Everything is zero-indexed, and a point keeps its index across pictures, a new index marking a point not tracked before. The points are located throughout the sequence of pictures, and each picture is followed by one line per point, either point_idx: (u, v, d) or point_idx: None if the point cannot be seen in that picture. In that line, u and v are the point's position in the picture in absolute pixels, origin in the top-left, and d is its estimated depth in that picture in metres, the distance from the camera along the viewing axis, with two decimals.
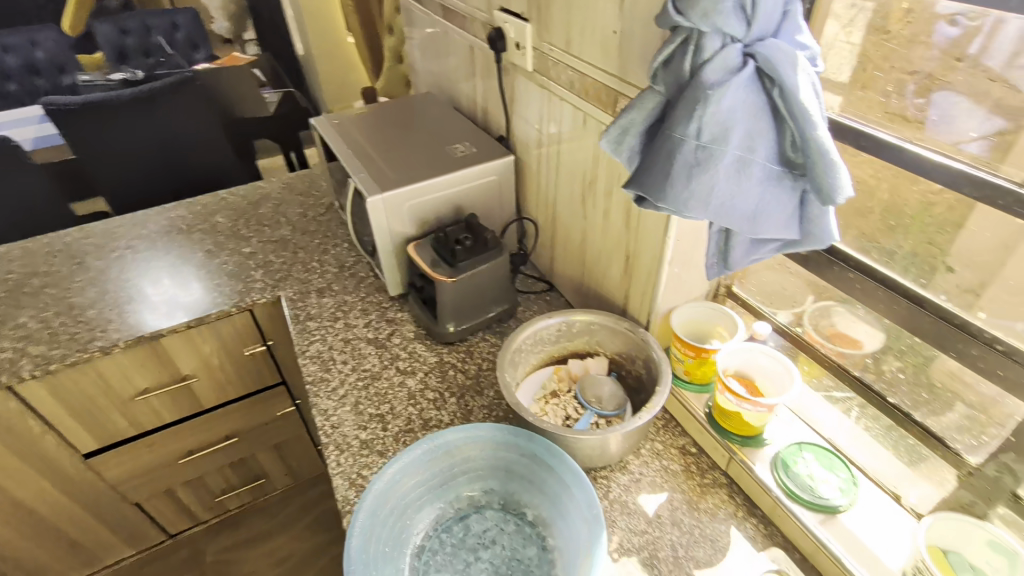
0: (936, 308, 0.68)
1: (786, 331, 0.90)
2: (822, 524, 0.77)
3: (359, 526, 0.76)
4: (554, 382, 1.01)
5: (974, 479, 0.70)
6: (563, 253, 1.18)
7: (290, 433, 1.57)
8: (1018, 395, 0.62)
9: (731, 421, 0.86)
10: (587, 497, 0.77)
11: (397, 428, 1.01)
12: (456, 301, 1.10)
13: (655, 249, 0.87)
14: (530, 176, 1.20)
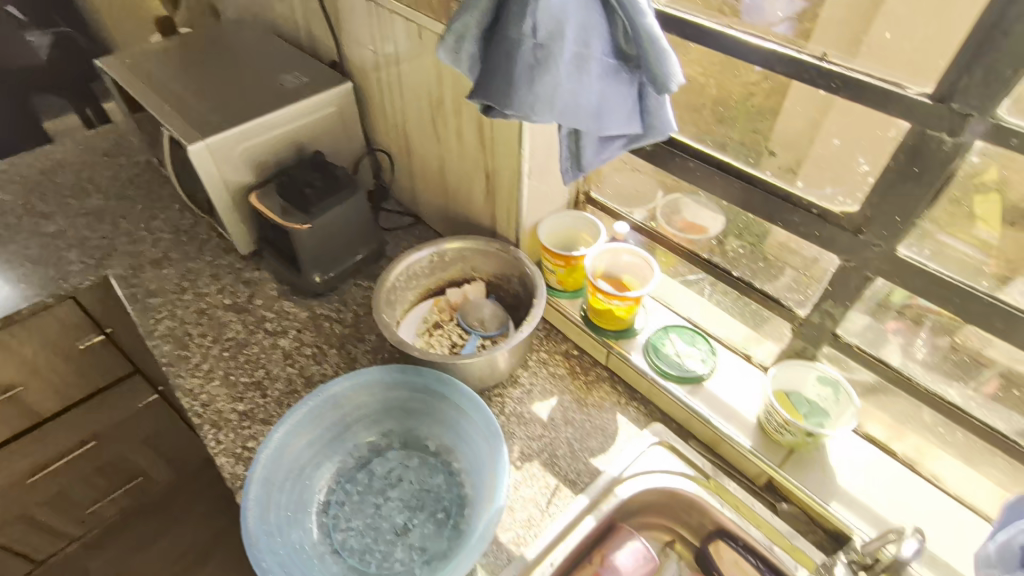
0: (763, 185, 0.75)
1: (643, 228, 0.97)
2: (692, 394, 0.87)
3: (252, 497, 0.72)
4: (435, 314, 1.00)
5: (804, 328, 0.82)
6: (423, 182, 1.14)
7: (160, 424, 1.43)
8: (831, 250, 0.72)
9: (604, 319, 0.92)
10: (483, 415, 0.79)
11: (277, 391, 0.95)
12: (318, 249, 1.02)
13: (513, 165, 0.86)
14: (373, 104, 1.12)
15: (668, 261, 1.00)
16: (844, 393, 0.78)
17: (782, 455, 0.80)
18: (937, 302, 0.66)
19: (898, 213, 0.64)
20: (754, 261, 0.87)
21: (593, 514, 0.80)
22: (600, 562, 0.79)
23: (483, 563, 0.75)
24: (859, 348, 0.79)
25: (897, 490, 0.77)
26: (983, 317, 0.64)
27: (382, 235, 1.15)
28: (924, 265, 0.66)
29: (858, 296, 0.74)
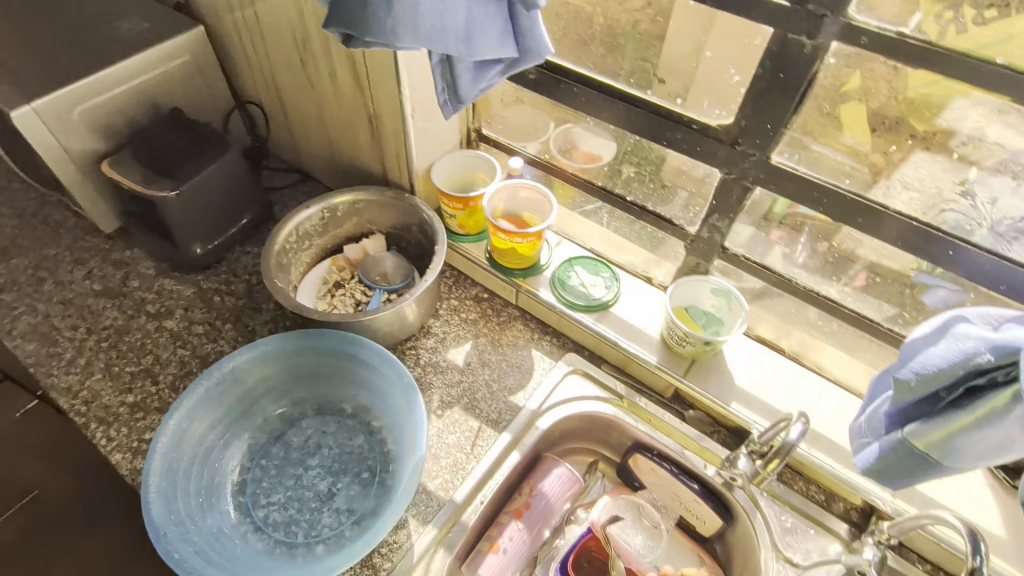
0: (646, 105, 0.75)
1: (538, 161, 0.96)
2: (599, 321, 0.89)
3: (153, 489, 0.66)
4: (335, 274, 0.96)
5: (696, 244, 0.86)
6: (303, 133, 1.06)
7: None
8: (713, 165, 0.74)
9: (510, 259, 0.92)
10: (395, 369, 0.77)
11: (170, 377, 0.88)
12: (194, 218, 0.93)
13: (393, 104, 0.82)
14: (233, 50, 1.01)
15: (566, 193, 1.00)
16: (735, 301, 0.83)
17: (685, 366, 0.85)
18: (809, 205, 0.71)
19: (769, 121, 0.67)
20: (645, 184, 0.89)
21: (517, 449, 0.81)
22: (529, 492, 0.81)
23: (412, 513, 0.75)
24: (745, 257, 0.84)
25: (788, 383, 0.84)
26: (848, 214, 0.69)
27: (267, 197, 1.06)
28: (795, 170, 0.69)
29: (740, 207, 0.77)
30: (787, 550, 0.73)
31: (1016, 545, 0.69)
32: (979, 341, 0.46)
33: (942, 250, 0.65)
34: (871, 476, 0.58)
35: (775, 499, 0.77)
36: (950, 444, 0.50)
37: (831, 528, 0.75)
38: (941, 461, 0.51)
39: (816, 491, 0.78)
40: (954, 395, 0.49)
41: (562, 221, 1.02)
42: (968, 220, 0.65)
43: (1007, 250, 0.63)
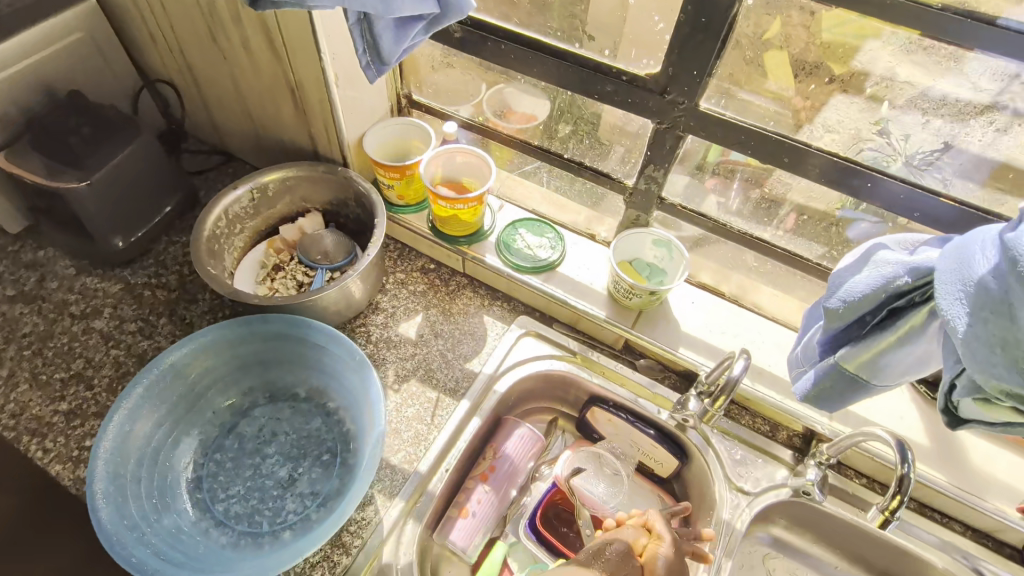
0: (575, 59, 0.74)
1: (472, 124, 0.94)
2: (547, 281, 0.90)
3: (101, 495, 0.63)
4: (273, 257, 0.92)
5: (635, 197, 0.87)
6: (221, 111, 1.00)
7: None
8: (644, 116, 0.75)
9: (454, 227, 0.91)
10: (345, 347, 0.75)
11: (105, 379, 0.83)
12: (111, 209, 0.87)
13: (314, 72, 0.79)
14: (132, 23, 0.93)
15: (503, 155, 0.99)
16: (676, 250, 0.86)
17: (633, 317, 0.88)
18: (738, 149, 0.73)
19: (695, 68, 0.67)
20: (581, 141, 0.89)
21: (477, 414, 0.82)
22: (493, 455, 0.82)
23: (378, 489, 0.75)
24: (682, 206, 0.86)
25: (730, 324, 0.88)
26: (776, 156, 0.71)
27: (190, 181, 1.00)
28: (723, 115, 0.71)
29: (674, 156, 0.79)
30: (738, 480, 0.78)
31: (938, 451, 0.76)
32: (898, 266, 0.50)
33: (861, 184, 0.68)
34: (809, 401, 0.62)
35: (726, 434, 0.81)
36: (877, 363, 0.54)
37: (777, 456, 0.80)
38: (870, 379, 0.56)
39: (762, 423, 0.83)
40: (878, 318, 0.52)
41: (503, 184, 1.02)
42: (884, 155, 0.68)
43: (919, 180, 0.67)
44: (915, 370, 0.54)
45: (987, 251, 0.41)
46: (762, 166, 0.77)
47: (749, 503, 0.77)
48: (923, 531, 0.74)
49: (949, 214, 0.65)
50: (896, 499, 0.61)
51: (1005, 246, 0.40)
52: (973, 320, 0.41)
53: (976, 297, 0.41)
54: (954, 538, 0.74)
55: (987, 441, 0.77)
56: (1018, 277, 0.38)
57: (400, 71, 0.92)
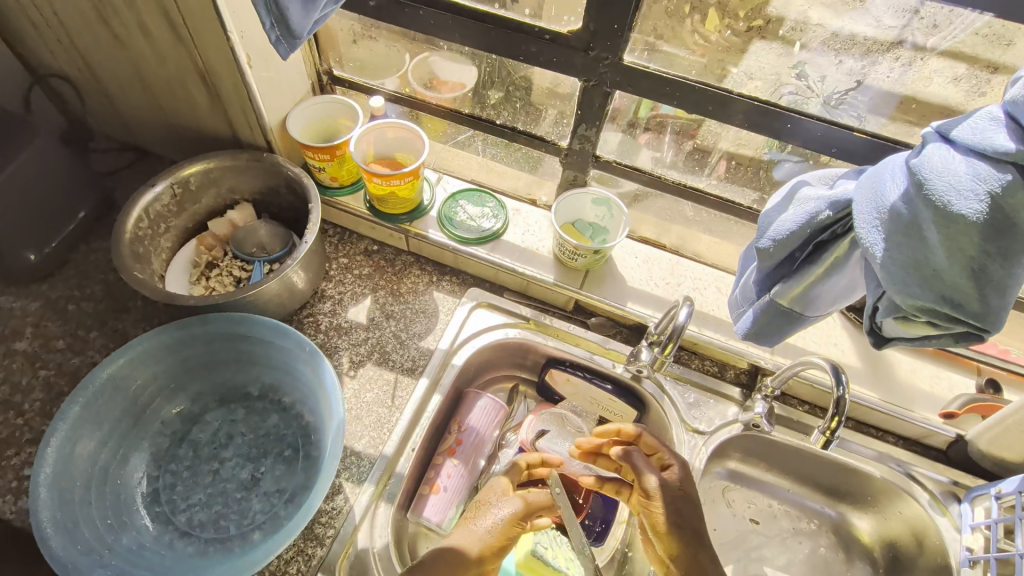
0: (496, 20, 0.73)
1: (399, 97, 0.92)
2: (494, 251, 0.90)
3: (48, 523, 0.60)
4: (205, 254, 0.88)
5: (571, 158, 0.88)
6: (126, 103, 0.93)
7: None
8: (571, 74, 0.75)
9: (392, 205, 0.89)
10: (294, 339, 0.73)
11: (38, 403, 0.78)
12: (14, 219, 0.81)
13: (224, 55, 0.75)
14: (8, 13, 0.85)
15: (436, 127, 0.97)
16: (616, 208, 0.88)
17: (580, 277, 0.89)
18: (665, 101, 0.74)
19: (615, 22, 0.67)
20: (513, 105, 0.88)
21: (438, 391, 0.82)
22: (458, 429, 0.83)
23: (346, 477, 0.74)
24: (617, 162, 0.87)
25: (672, 274, 0.91)
26: (700, 105, 0.73)
27: (102, 183, 0.95)
28: (646, 67, 0.72)
29: (604, 113, 0.79)
30: (693, 421, 0.82)
31: (867, 371, 0.82)
32: (819, 201, 0.52)
33: (782, 125, 0.71)
34: (750, 338, 0.65)
35: (677, 380, 0.85)
36: (808, 295, 0.57)
37: (727, 394, 0.84)
38: (803, 311, 0.59)
39: (710, 364, 0.87)
40: (806, 254, 0.55)
41: (440, 156, 1.00)
42: (801, 97, 0.71)
43: (836, 117, 0.70)
44: (842, 299, 0.58)
45: (896, 179, 0.44)
46: (691, 117, 0.78)
47: (705, 442, 0.80)
48: (861, 446, 0.80)
49: (863, 148, 0.69)
50: (834, 420, 0.64)
51: (911, 171, 0.43)
52: (889, 244, 0.43)
53: (890, 221, 0.43)
54: (889, 449, 0.80)
55: (910, 357, 0.83)
56: (924, 199, 0.41)
57: (317, 46, 0.89)
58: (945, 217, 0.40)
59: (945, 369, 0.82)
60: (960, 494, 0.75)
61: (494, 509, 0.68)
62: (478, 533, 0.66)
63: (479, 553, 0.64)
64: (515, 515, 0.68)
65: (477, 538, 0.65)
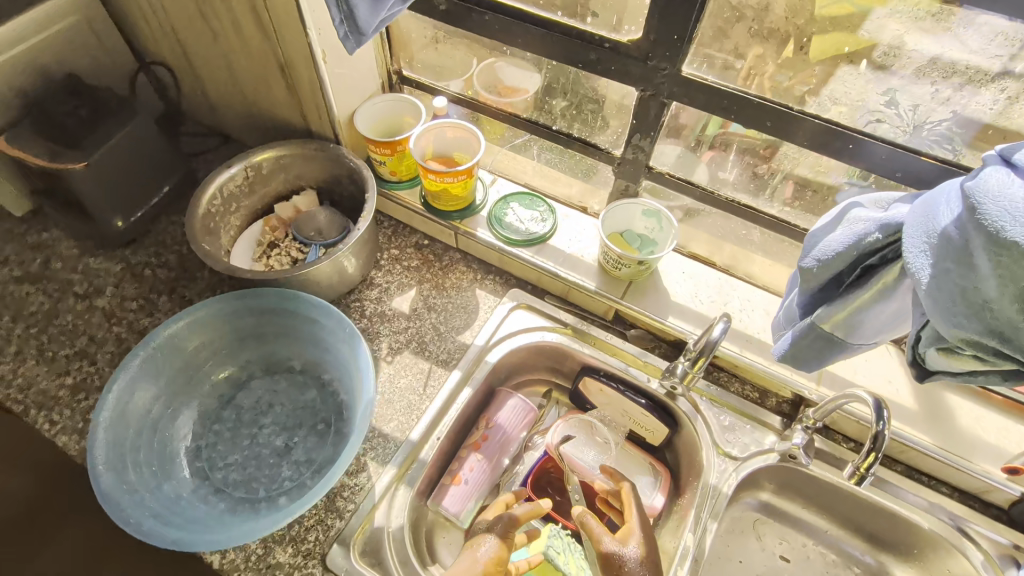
0: (558, 27, 0.74)
1: (461, 99, 0.95)
2: (539, 254, 0.91)
3: (102, 463, 0.65)
4: (268, 234, 0.94)
5: (622, 167, 0.87)
6: (215, 91, 1.01)
7: None
8: (628, 83, 0.75)
9: (445, 202, 0.92)
10: (336, 319, 0.76)
11: (108, 355, 0.85)
12: (109, 190, 0.90)
13: (302, 50, 0.80)
14: (125, 6, 0.95)
15: (495, 130, 0.99)
16: (665, 220, 0.87)
17: (623, 288, 0.88)
18: (723, 114, 0.72)
19: (675, 32, 0.66)
20: (570, 112, 0.89)
21: (468, 385, 0.83)
22: (486, 425, 0.84)
23: (371, 456, 0.76)
24: (671, 174, 0.86)
25: (720, 292, 0.88)
26: (759, 120, 0.70)
27: (189, 163, 1.04)
28: (705, 79, 0.71)
29: (659, 124, 0.78)
30: (726, 445, 0.79)
31: (924, 415, 0.76)
32: (869, 222, 0.50)
33: (844, 146, 0.68)
34: (788, 363, 0.62)
35: (714, 401, 0.82)
36: (852, 321, 0.54)
37: (765, 422, 0.80)
38: (846, 338, 0.56)
39: (751, 390, 0.84)
40: (854, 277, 0.53)
41: (496, 159, 1.02)
42: (871, 117, 0.67)
43: (905, 141, 0.66)
44: (891, 328, 0.54)
45: (951, 203, 0.41)
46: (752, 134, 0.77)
47: (736, 468, 0.78)
48: (910, 493, 0.75)
49: (933, 175, 0.65)
50: (870, 456, 0.60)
51: (965, 195, 0.40)
52: (936, 271, 0.41)
53: (940, 247, 0.41)
54: (941, 500, 0.74)
55: (974, 405, 0.77)
56: (977, 224, 0.38)
57: (389, 46, 0.93)
58: (998, 244, 0.37)
59: (1016, 423, 0.75)
60: (1021, 559, 0.69)
61: (485, 535, 0.69)
62: (479, 561, 0.66)
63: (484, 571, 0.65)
64: (500, 537, 0.69)
65: (479, 564, 0.65)
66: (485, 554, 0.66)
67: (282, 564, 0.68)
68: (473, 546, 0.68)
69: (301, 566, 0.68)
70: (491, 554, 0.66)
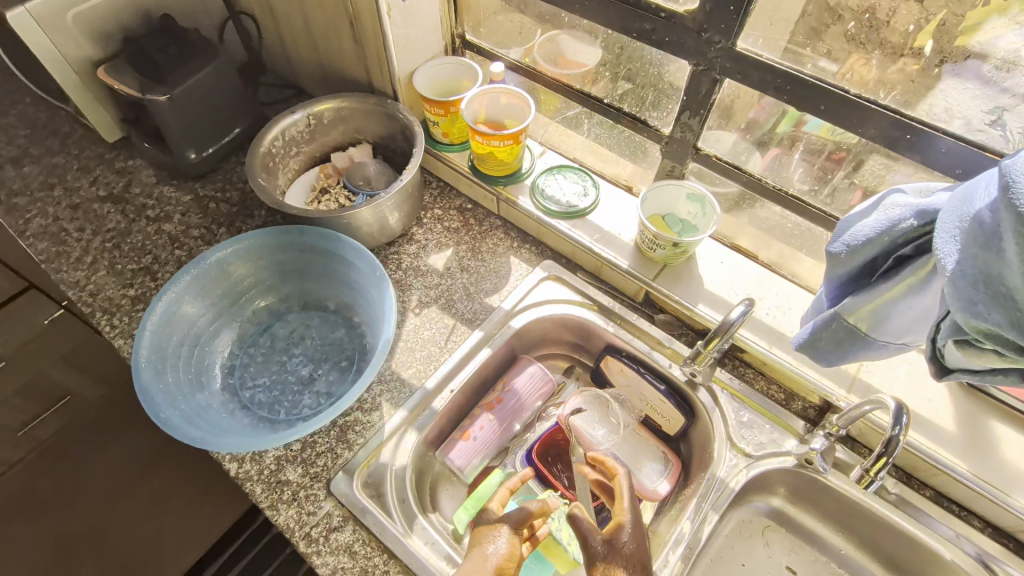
0: None
1: (519, 67, 0.95)
2: (576, 227, 0.91)
3: (144, 360, 0.71)
4: (321, 181, 0.98)
5: (671, 147, 0.85)
6: (292, 42, 1.07)
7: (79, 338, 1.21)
8: (681, 56, 0.73)
9: (492, 167, 0.93)
10: (368, 262, 0.79)
11: (167, 274, 0.93)
12: (187, 126, 0.98)
13: (369, 5, 0.83)
14: None
15: (549, 101, 1.00)
16: (709, 206, 0.84)
17: (657, 270, 0.87)
18: (775, 94, 0.69)
19: (731, 3, 0.64)
20: (627, 88, 0.88)
21: (488, 345, 0.85)
22: (502, 389, 0.85)
23: (386, 397, 0.79)
24: (720, 158, 0.83)
25: (758, 285, 0.85)
26: (812, 102, 0.67)
27: (261, 109, 1.11)
28: (760, 56, 0.68)
29: (709, 101, 0.76)
30: (741, 442, 0.76)
31: (963, 440, 0.70)
32: (905, 208, 0.47)
33: (903, 136, 0.63)
34: (805, 353, 0.60)
35: (735, 396, 0.79)
36: (879, 315, 0.52)
37: (787, 424, 0.77)
38: (870, 332, 0.53)
39: (777, 390, 0.80)
40: (886, 266, 0.50)
41: (548, 132, 1.03)
42: (936, 111, 0.63)
43: (977, 138, 0.61)
44: (921, 327, 0.51)
45: (989, 186, 0.38)
46: (822, 133, 0.75)
47: (748, 465, 0.75)
48: (939, 522, 0.70)
49: None
50: (878, 461, 0.58)
51: (1003, 176, 0.37)
52: (962, 256, 0.39)
53: (970, 231, 0.38)
54: (971, 533, 0.69)
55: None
56: (1009, 206, 0.36)
57: (455, 9, 0.94)
58: None
59: None
60: None
61: (498, 530, 0.66)
62: (489, 558, 0.63)
63: (497, 568, 0.63)
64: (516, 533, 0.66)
65: (490, 562, 0.63)
66: (495, 552, 0.64)
67: (291, 481, 0.73)
68: (486, 544, 0.65)
69: (307, 486, 0.72)
70: (506, 556, 0.64)
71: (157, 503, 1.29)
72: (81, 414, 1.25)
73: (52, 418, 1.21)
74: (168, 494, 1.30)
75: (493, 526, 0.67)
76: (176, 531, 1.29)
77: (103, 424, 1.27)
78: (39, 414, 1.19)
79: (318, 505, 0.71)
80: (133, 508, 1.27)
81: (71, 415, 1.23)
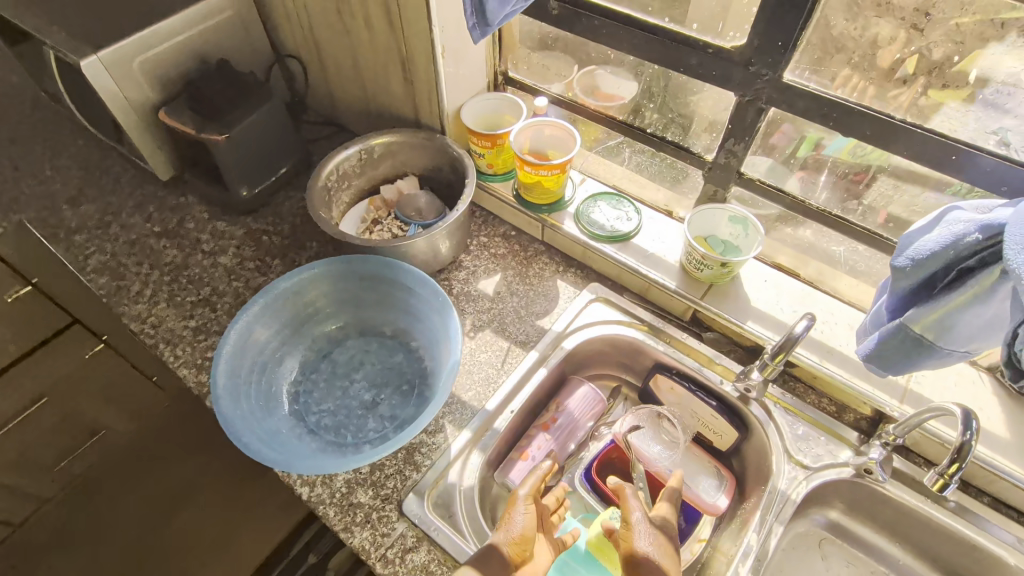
0: (663, 32, 0.78)
1: (561, 100, 1.01)
2: (621, 251, 0.94)
3: (221, 389, 0.73)
4: (372, 212, 1.02)
5: (714, 172, 0.89)
6: (339, 82, 1.12)
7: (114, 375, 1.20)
8: (727, 88, 0.78)
9: (537, 196, 0.97)
10: (430, 288, 0.82)
11: (226, 304, 0.97)
12: (242, 163, 1.02)
13: (424, 46, 0.88)
14: (272, 3, 1.07)
15: (590, 132, 1.05)
16: (752, 227, 0.88)
17: (703, 289, 0.90)
18: (820, 121, 0.74)
19: (780, 39, 0.69)
20: (666, 117, 0.93)
21: (544, 366, 0.87)
22: (556, 409, 0.87)
23: (449, 419, 0.82)
24: (762, 182, 0.87)
25: (802, 301, 0.88)
26: (858, 127, 0.71)
27: (307, 146, 1.16)
28: (807, 86, 0.72)
29: (755, 129, 0.80)
30: (798, 454, 0.78)
31: (1018, 446, 0.72)
32: (969, 223, 0.51)
33: (947, 156, 0.67)
34: (871, 363, 0.63)
35: (789, 409, 0.82)
36: (943, 324, 0.55)
37: (842, 436, 0.79)
38: (936, 341, 0.56)
39: (828, 403, 0.83)
40: (948, 279, 0.53)
41: (587, 161, 1.08)
42: (976, 134, 0.67)
43: (1017, 156, 0.64)
44: (987, 335, 0.54)
45: None
46: (857, 160, 0.79)
47: (807, 476, 0.77)
48: (1000, 528, 0.72)
49: None
50: (953, 466, 0.61)
51: None
52: None
53: None
54: None
55: None
56: None
57: (499, 48, 1.00)
58: None
59: None
60: None
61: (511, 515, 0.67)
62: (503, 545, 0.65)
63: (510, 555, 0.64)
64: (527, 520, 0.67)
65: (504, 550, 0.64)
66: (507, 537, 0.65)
67: (363, 504, 0.74)
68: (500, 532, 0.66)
69: (379, 508, 0.74)
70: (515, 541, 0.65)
71: (194, 536, 1.26)
72: (115, 448, 1.28)
73: (86, 452, 1.25)
74: (206, 525, 1.27)
75: (515, 508, 0.68)
76: (207, 567, 1.23)
77: (139, 457, 1.30)
78: (75, 449, 1.23)
79: (391, 527, 0.73)
80: (168, 542, 1.24)
81: (104, 449, 1.27)
